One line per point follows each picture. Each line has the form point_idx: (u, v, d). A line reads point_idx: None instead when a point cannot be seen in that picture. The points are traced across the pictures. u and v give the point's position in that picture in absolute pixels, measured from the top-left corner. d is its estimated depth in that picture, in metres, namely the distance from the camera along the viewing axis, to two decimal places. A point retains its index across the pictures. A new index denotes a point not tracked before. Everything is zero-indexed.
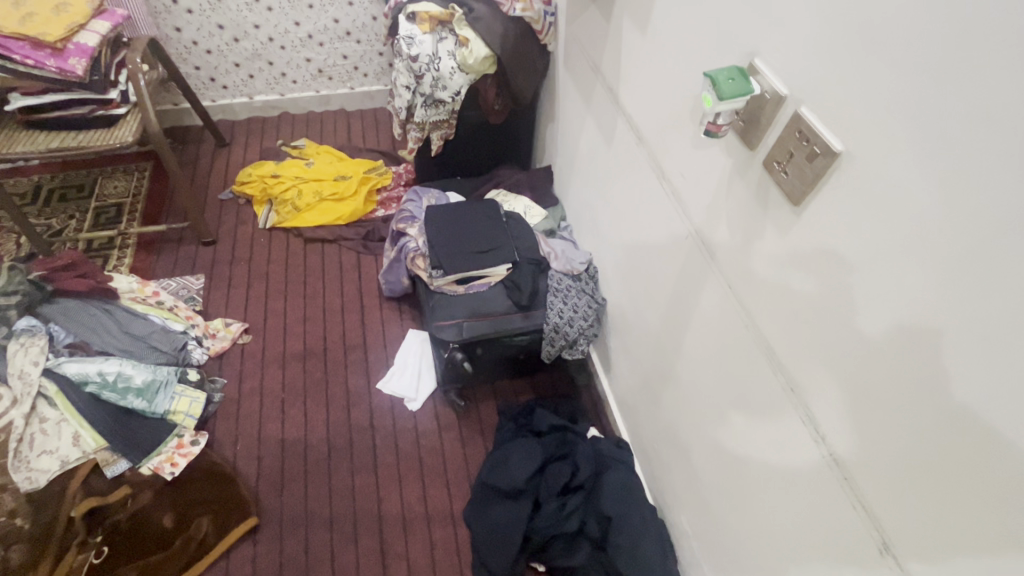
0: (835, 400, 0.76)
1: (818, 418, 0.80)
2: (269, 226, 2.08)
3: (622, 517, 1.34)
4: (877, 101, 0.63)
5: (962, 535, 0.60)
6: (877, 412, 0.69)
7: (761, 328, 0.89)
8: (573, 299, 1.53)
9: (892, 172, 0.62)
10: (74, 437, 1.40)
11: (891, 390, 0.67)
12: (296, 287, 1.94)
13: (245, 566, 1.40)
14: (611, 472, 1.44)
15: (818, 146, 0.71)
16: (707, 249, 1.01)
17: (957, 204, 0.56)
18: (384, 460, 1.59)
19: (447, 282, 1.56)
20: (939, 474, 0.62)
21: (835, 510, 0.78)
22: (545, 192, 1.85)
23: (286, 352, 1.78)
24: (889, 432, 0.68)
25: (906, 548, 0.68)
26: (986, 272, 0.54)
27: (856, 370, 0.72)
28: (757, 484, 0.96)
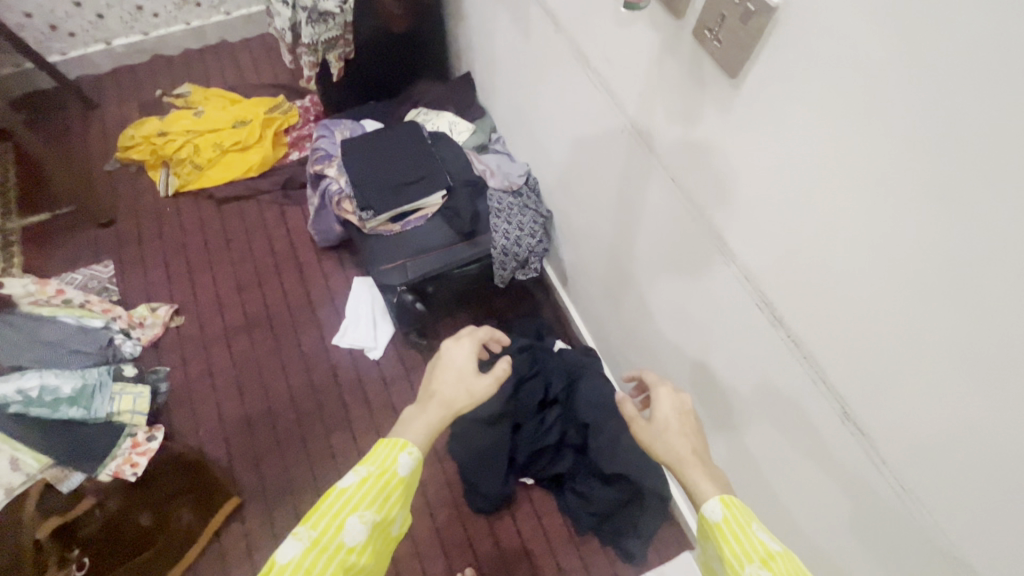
0: (795, 290, 0.73)
1: (778, 309, 0.77)
2: (172, 192, 1.85)
3: (599, 418, 1.38)
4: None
5: (929, 396, 0.60)
6: (839, 295, 0.67)
7: (709, 219, 0.84)
8: (517, 217, 1.43)
9: (839, 19, 0.54)
10: (11, 461, 1.26)
11: (853, 271, 0.64)
12: (220, 255, 1.77)
13: (241, 542, 1.39)
14: (584, 381, 1.44)
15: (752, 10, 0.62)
16: (645, 141, 0.92)
17: (918, 46, 0.48)
18: (358, 413, 1.55)
19: (381, 222, 1.44)
20: (906, 345, 0.61)
21: (803, 393, 0.78)
22: (469, 102, 1.68)
23: (227, 326, 1.66)
24: (852, 313, 0.66)
25: (874, 418, 0.68)
26: (951, 125, 0.48)
27: (814, 255, 0.68)
28: (723, 376, 0.97)
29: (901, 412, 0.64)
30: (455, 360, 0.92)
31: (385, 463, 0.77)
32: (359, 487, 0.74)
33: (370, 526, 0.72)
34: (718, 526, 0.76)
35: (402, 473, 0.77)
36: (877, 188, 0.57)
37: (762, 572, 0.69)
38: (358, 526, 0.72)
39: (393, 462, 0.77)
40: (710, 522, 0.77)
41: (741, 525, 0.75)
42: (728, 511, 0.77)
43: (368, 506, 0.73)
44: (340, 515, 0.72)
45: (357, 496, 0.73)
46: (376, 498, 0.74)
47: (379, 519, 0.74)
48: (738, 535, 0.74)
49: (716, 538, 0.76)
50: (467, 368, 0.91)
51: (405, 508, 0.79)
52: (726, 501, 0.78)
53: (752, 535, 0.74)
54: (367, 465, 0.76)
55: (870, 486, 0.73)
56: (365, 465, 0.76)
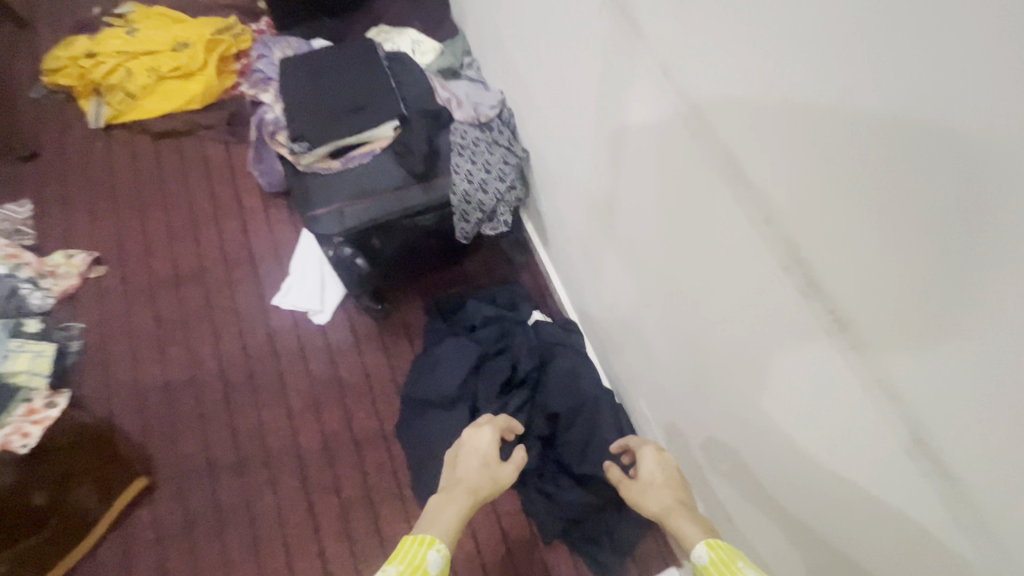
0: (778, 308, 0.60)
1: (759, 327, 0.64)
2: (103, 124, 1.61)
3: (567, 406, 1.17)
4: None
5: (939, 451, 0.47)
6: (831, 321, 0.53)
7: (716, 141, 0.58)
8: (483, 157, 1.15)
9: None
10: None
11: (847, 296, 0.50)
12: (152, 199, 1.53)
13: (148, 530, 1.20)
14: (556, 360, 1.22)
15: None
16: (633, 29, 0.66)
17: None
18: (296, 386, 1.33)
19: (319, 159, 1.18)
20: (917, 389, 0.47)
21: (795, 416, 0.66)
22: (439, 19, 1.38)
23: (154, 280, 1.43)
24: (847, 344, 0.52)
25: (871, 461, 0.56)
26: (1000, 110, 0.33)
27: (800, 272, 0.54)
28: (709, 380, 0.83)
29: (904, 465, 0.52)
30: (478, 445, 0.87)
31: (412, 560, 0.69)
32: None
33: None
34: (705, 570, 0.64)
35: (435, 573, 0.68)
36: (885, 190, 0.42)
37: None
38: None
39: (422, 560, 0.69)
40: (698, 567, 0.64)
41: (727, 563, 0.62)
42: (714, 553, 0.64)
43: None
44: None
45: None
46: None
47: None
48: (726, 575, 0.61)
49: None
50: (490, 455, 0.87)
51: None
52: (713, 545, 0.65)
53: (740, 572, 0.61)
54: (394, 565, 0.68)
55: (917, 541, 0.54)
56: (394, 564, 0.68)
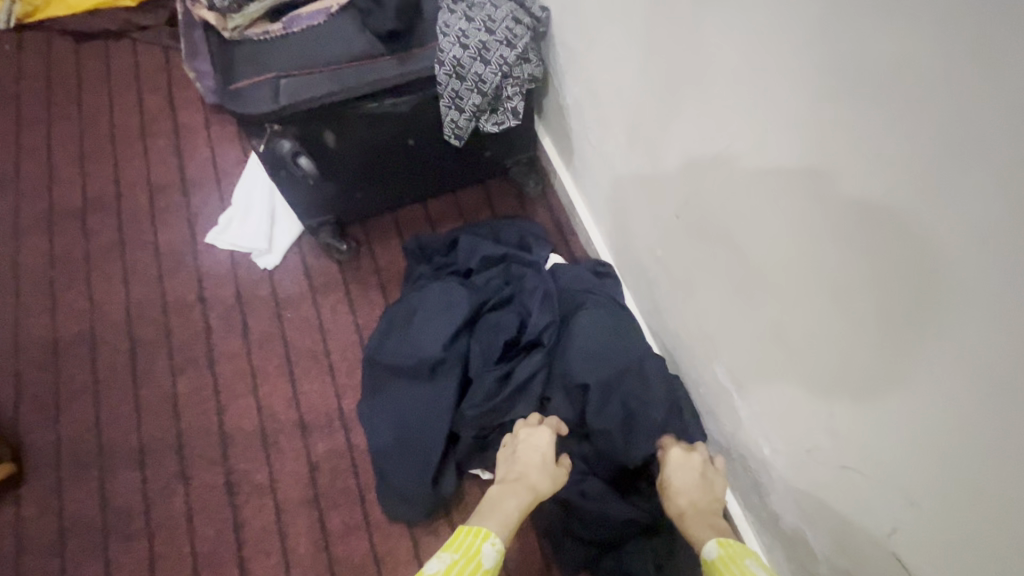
0: (762, 328, 0.61)
1: (747, 343, 0.65)
2: (15, 25, 1.28)
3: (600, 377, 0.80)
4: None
5: (925, 472, 0.47)
6: (810, 343, 0.55)
7: None
8: (483, 9, 0.79)
9: None
10: None
11: (825, 324, 0.52)
12: (65, 111, 1.20)
13: (5, 539, 0.86)
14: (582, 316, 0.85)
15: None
16: None
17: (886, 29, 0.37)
18: (227, 348, 0.98)
19: (253, 22, 0.84)
20: (892, 414, 0.48)
21: (798, 440, 0.63)
22: None
23: (54, 210, 1.10)
24: (844, 349, 0.50)
25: (868, 485, 0.54)
26: None
27: (783, 294, 0.56)
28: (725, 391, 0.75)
29: (899, 488, 0.50)
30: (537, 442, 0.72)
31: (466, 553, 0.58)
32: None
33: None
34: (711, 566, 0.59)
35: (490, 568, 0.57)
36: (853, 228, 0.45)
37: None
38: None
39: (478, 550, 0.58)
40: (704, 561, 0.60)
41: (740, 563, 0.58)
42: (724, 549, 0.60)
43: None
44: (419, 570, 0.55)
45: None
46: None
47: None
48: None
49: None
50: (550, 453, 0.71)
51: None
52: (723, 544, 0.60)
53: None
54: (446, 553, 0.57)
55: None
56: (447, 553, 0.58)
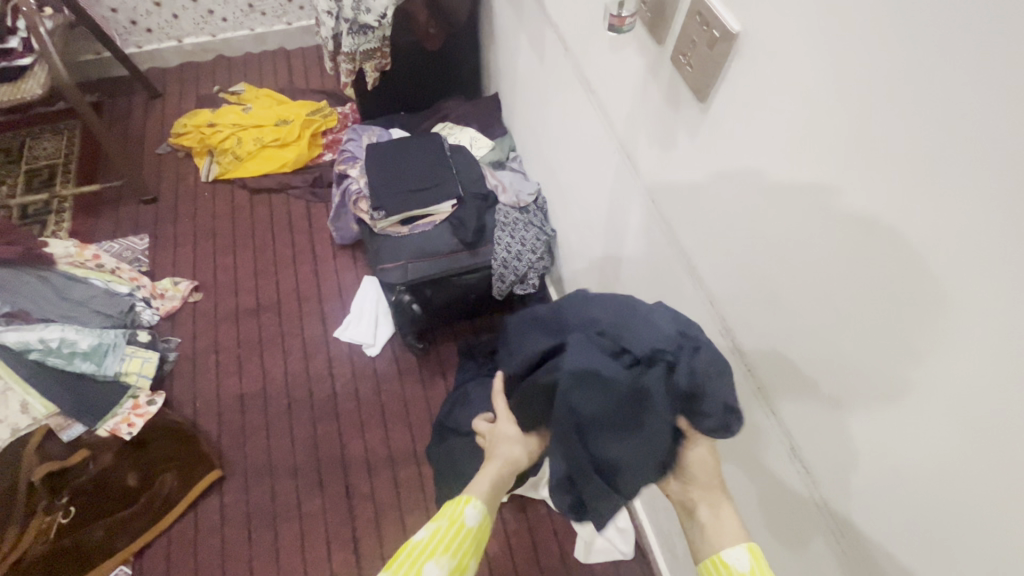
0: (774, 355, 0.73)
1: (759, 366, 0.76)
2: (212, 178, 1.99)
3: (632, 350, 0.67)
4: (699, 137, 0.75)
5: (966, 439, 0.49)
6: (823, 364, 0.64)
7: (841, 45, 0.51)
8: (520, 232, 1.47)
9: (779, 75, 0.59)
10: (22, 404, 1.39)
11: (835, 344, 0.62)
12: (244, 241, 1.87)
13: (215, 515, 1.44)
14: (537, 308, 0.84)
15: (642, 215, 0.97)
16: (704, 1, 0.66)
17: (861, 80, 0.50)
18: (346, 407, 1.59)
19: (391, 224, 1.51)
20: (924, 400, 0.53)
21: (815, 456, 0.70)
22: (492, 120, 1.74)
23: (239, 308, 1.75)
24: (848, 361, 0.61)
25: (907, 472, 0.57)
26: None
27: (819, 304, 0.62)
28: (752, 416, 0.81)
29: (901, 480, 0.58)
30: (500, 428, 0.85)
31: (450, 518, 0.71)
32: (430, 538, 0.68)
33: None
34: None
35: (472, 528, 0.71)
36: (869, 235, 0.53)
37: None
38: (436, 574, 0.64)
39: (462, 516, 0.71)
40: (735, 574, 0.62)
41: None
42: (756, 563, 0.62)
43: (446, 553, 0.66)
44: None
45: (429, 545, 0.67)
46: (451, 548, 0.67)
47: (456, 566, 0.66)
48: None
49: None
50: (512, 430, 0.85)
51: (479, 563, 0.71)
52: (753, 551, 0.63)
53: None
54: (436, 518, 0.71)
55: None
56: (448, 560, 0.66)
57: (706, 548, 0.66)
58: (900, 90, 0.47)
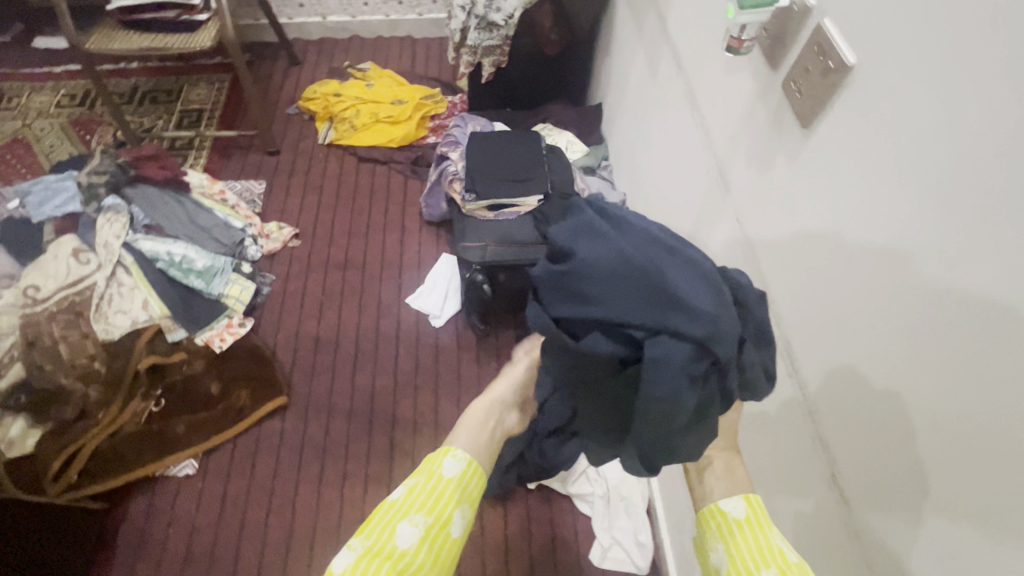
0: (824, 391, 0.74)
1: (807, 397, 0.78)
2: (328, 142, 2.20)
3: (702, 346, 0.62)
4: (800, 161, 0.77)
5: (997, 500, 0.51)
6: (869, 404, 0.66)
7: (946, 102, 0.54)
8: None
9: (883, 115, 0.61)
10: (143, 302, 1.63)
11: (884, 388, 0.64)
12: (344, 202, 2.06)
13: (275, 436, 1.59)
14: (582, 244, 0.65)
15: (726, 238, 0.99)
16: (824, 41, 0.69)
17: (956, 139, 0.53)
18: (405, 368, 1.71)
19: (478, 207, 1.61)
20: (964, 456, 0.54)
21: (846, 497, 0.71)
22: (592, 128, 1.80)
23: (329, 260, 1.92)
24: (893, 406, 0.62)
25: (933, 524, 0.58)
26: None
27: (878, 346, 0.64)
28: (792, 446, 0.82)
29: (925, 533, 0.59)
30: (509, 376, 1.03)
31: (433, 470, 0.86)
32: (407, 495, 0.82)
33: (421, 528, 0.78)
34: (741, 523, 0.71)
35: (450, 475, 0.85)
36: (940, 286, 0.56)
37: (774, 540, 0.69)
38: (410, 530, 0.78)
39: (440, 468, 0.85)
40: (729, 519, 0.72)
41: (763, 530, 0.70)
42: (751, 512, 0.72)
43: (417, 509, 0.80)
44: (389, 528, 0.78)
45: (406, 503, 0.81)
46: (424, 501, 0.81)
47: (431, 519, 0.79)
48: (759, 539, 0.69)
49: (731, 531, 0.71)
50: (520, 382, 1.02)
51: (463, 508, 0.84)
52: (750, 501, 0.73)
53: (774, 544, 0.68)
54: (414, 475, 0.85)
55: None
56: (422, 515, 0.79)
57: (708, 497, 0.76)
58: (997, 149, 0.49)
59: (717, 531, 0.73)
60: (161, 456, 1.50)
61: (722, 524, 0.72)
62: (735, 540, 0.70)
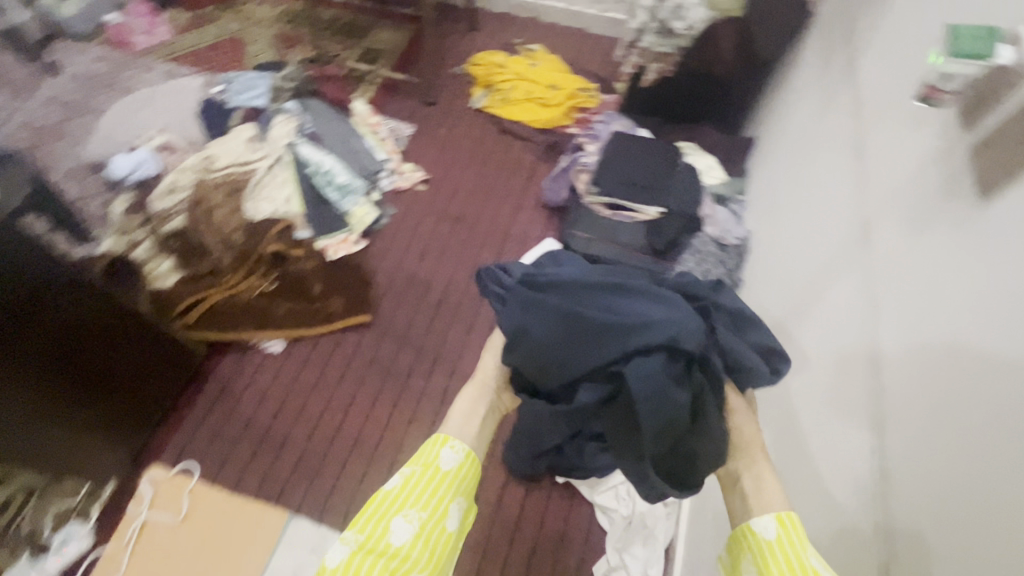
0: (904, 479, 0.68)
1: (885, 481, 0.72)
2: (478, 107, 2.32)
3: (670, 348, 0.84)
4: (963, 230, 0.70)
5: None
6: (952, 505, 0.60)
7: None
8: (708, 265, 1.50)
9: None
10: (287, 197, 1.86)
11: (975, 493, 0.57)
12: (475, 165, 2.17)
13: (350, 348, 1.74)
14: (531, 321, 0.92)
15: (851, 309, 0.91)
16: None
17: None
18: (479, 329, 1.78)
19: (598, 202, 1.64)
20: None
21: None
22: (737, 160, 1.73)
23: (444, 213, 2.04)
24: (979, 513, 0.56)
25: None
26: None
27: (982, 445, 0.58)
28: (852, 527, 0.76)
29: None
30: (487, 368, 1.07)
31: (430, 463, 0.92)
32: (404, 487, 0.87)
33: (417, 522, 0.84)
34: (773, 544, 0.74)
35: (445, 468, 0.91)
36: None
37: (810, 562, 0.71)
38: (405, 525, 0.83)
39: (436, 461, 0.92)
40: (760, 539, 0.75)
41: (797, 550, 0.72)
42: (782, 532, 0.74)
43: (413, 505, 0.85)
44: (384, 524, 0.83)
45: (403, 495, 0.86)
46: (420, 496, 0.86)
47: (427, 513, 0.85)
48: (791, 559, 0.71)
49: (763, 551, 0.74)
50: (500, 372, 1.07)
51: (458, 500, 0.90)
52: (782, 520, 0.76)
53: (807, 566, 0.70)
54: (412, 466, 0.91)
55: None
56: (417, 510, 0.85)
57: (743, 519, 0.79)
58: None
59: (751, 550, 0.76)
60: (258, 328, 1.72)
61: (756, 544, 0.75)
62: (769, 559, 0.73)
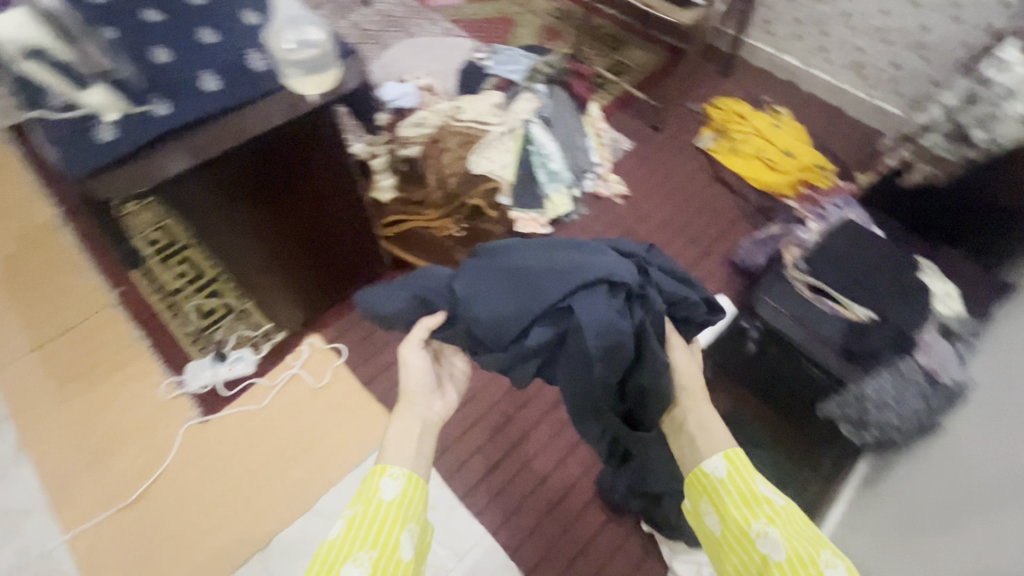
0: None
1: None
2: (701, 147, 2.31)
3: (609, 285, 0.86)
4: None
5: None
6: None
7: None
8: (906, 392, 1.34)
9: None
10: (503, 162, 2.01)
11: None
12: (677, 198, 2.16)
13: None
14: (475, 278, 0.92)
15: None
16: None
17: None
18: None
19: (803, 281, 1.51)
20: None
21: None
22: (982, 299, 1.50)
23: (630, 232, 2.07)
24: None
25: None
26: None
27: None
28: None
29: None
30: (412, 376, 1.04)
31: (370, 496, 0.89)
32: (346, 531, 0.84)
33: (368, 565, 0.80)
34: (723, 479, 0.87)
35: (387, 500, 0.88)
36: None
37: (761, 489, 0.85)
38: (357, 568, 0.79)
39: (377, 493, 0.89)
40: (710, 476, 0.89)
41: (745, 479, 0.86)
42: (728, 465, 0.88)
43: (363, 546, 0.82)
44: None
45: (348, 538, 0.83)
46: (367, 537, 0.83)
47: (377, 553, 0.82)
48: (742, 484, 0.86)
49: (716, 488, 0.88)
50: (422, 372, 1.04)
51: (411, 528, 0.87)
52: (726, 454, 0.89)
53: (757, 493, 0.84)
54: (353, 507, 0.88)
55: None
56: (366, 551, 0.82)
57: (690, 460, 0.93)
58: None
59: (708, 491, 0.89)
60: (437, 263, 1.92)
61: (713, 485, 0.88)
62: (725, 495, 0.86)
